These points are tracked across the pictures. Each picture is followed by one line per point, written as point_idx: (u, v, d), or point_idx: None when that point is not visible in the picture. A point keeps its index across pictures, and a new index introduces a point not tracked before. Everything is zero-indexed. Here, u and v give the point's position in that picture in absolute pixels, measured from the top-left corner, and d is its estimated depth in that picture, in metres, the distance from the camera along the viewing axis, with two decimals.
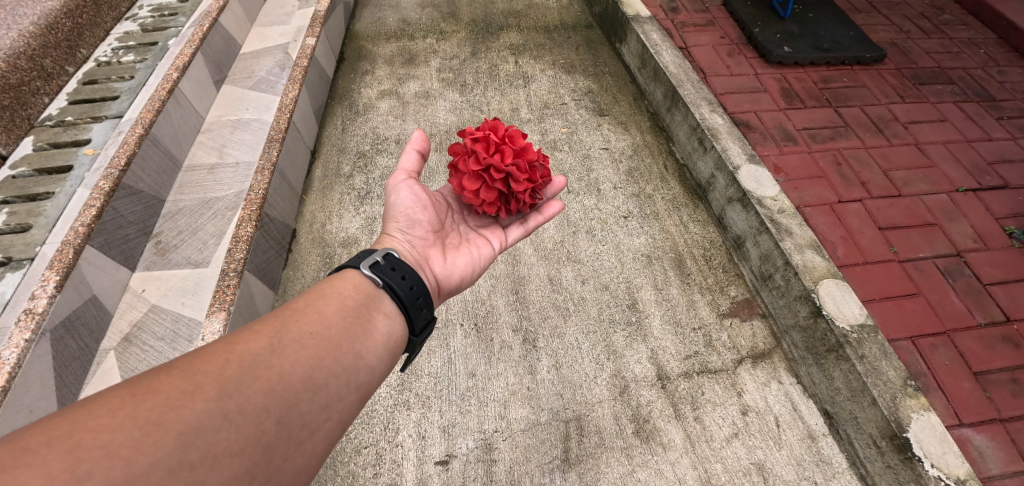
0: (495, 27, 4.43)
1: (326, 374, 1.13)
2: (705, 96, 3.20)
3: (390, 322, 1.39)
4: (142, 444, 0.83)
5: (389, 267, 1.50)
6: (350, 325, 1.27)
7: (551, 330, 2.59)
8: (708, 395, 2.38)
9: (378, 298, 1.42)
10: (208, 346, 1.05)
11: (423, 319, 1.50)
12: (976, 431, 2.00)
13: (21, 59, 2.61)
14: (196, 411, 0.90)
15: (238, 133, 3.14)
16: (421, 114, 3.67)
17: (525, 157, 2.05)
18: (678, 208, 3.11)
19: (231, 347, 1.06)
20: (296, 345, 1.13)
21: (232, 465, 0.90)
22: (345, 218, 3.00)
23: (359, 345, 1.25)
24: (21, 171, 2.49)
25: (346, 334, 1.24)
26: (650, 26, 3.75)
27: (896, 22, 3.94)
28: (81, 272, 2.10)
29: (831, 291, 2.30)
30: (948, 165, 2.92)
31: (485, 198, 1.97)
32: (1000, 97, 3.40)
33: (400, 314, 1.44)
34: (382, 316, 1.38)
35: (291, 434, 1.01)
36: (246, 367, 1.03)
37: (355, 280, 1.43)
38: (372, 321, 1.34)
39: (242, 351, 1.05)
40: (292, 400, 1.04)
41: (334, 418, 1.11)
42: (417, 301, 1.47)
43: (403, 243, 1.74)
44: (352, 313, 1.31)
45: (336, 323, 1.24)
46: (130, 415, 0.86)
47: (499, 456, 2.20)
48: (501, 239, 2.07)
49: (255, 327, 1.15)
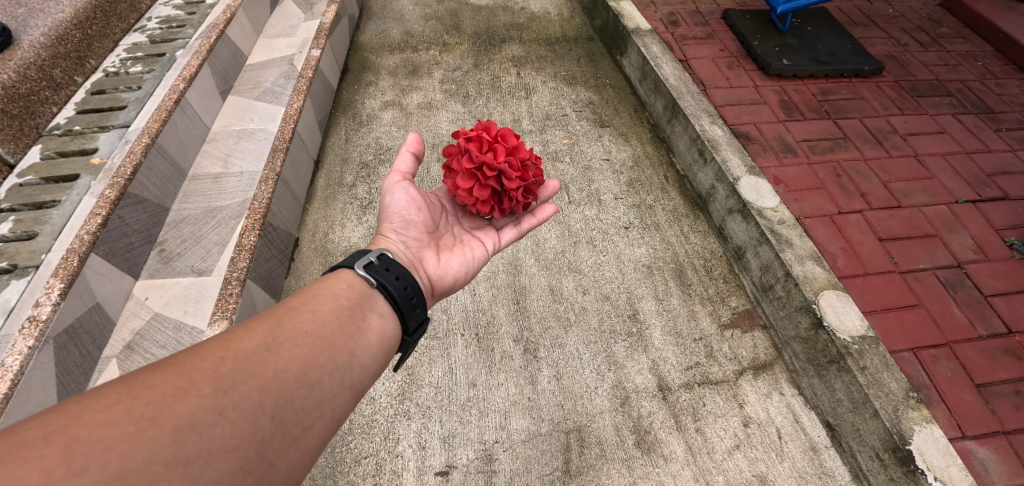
0: (497, 39, 4.49)
1: (321, 372, 1.14)
2: (705, 108, 3.23)
3: (384, 321, 1.40)
4: (138, 439, 0.84)
5: (383, 267, 1.51)
6: (344, 324, 1.27)
7: (551, 340, 2.58)
8: (709, 406, 2.38)
9: (371, 297, 1.43)
10: (204, 343, 1.06)
11: (417, 318, 1.50)
12: (980, 444, 1.99)
13: (32, 70, 2.66)
14: (190, 407, 0.91)
15: (243, 142, 3.18)
16: (423, 125, 3.70)
17: (518, 155, 2.06)
18: (678, 219, 3.12)
19: (227, 344, 1.06)
20: (290, 343, 1.14)
21: (227, 461, 0.91)
22: (347, 228, 3.03)
23: (353, 344, 1.25)
24: (28, 179, 2.52)
25: (340, 332, 1.25)
26: (650, 39, 3.80)
27: (894, 36, 3.98)
28: (85, 280, 2.12)
29: (832, 302, 2.30)
30: (947, 176, 2.94)
31: (479, 195, 1.98)
32: (998, 108, 3.42)
33: (394, 314, 1.45)
34: (376, 315, 1.39)
35: (286, 430, 1.02)
36: (241, 364, 1.04)
37: (349, 281, 1.43)
38: (366, 320, 1.35)
39: (237, 349, 1.06)
40: (287, 398, 1.04)
41: (328, 415, 1.12)
42: (411, 301, 1.48)
43: (398, 243, 1.75)
44: (346, 313, 1.31)
45: (330, 322, 1.25)
46: (126, 410, 0.88)
47: (500, 467, 2.19)
48: (494, 240, 2.08)
49: (251, 324, 1.16)
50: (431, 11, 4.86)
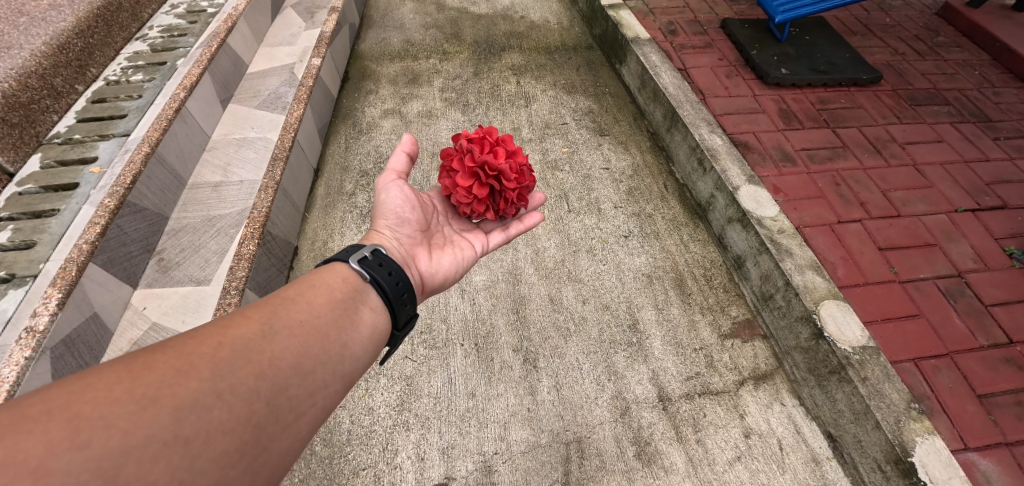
0: (497, 48, 4.51)
1: (315, 361, 1.13)
2: (704, 117, 3.24)
3: (376, 315, 1.39)
4: (139, 417, 0.85)
5: (377, 262, 1.49)
6: (338, 315, 1.27)
7: (551, 350, 2.57)
8: (710, 417, 2.36)
9: (364, 292, 1.42)
10: (201, 328, 1.05)
11: (406, 314, 1.49)
12: (983, 456, 1.98)
13: (33, 78, 2.66)
14: (189, 389, 0.91)
15: (243, 151, 3.18)
16: (423, 133, 3.71)
17: (517, 158, 2.08)
18: (678, 227, 3.12)
19: (224, 329, 1.06)
20: (287, 331, 1.13)
21: (223, 443, 0.91)
22: (347, 236, 3.03)
23: (347, 335, 1.25)
24: (27, 188, 2.51)
25: (334, 324, 1.24)
26: (649, 48, 3.82)
27: (891, 45, 4.00)
28: (83, 290, 2.11)
29: (832, 312, 2.29)
30: (947, 185, 2.94)
31: (478, 194, 1.99)
32: (996, 117, 3.43)
33: (385, 309, 1.44)
34: (368, 308, 1.38)
35: (281, 416, 1.02)
36: (239, 349, 1.03)
37: (339, 275, 1.41)
38: (359, 313, 1.34)
39: (234, 334, 1.06)
40: (282, 384, 1.04)
41: (320, 404, 1.11)
42: (402, 297, 1.46)
43: (392, 239, 1.74)
44: (340, 305, 1.31)
45: (325, 313, 1.24)
46: (126, 389, 0.88)
47: (499, 479, 2.17)
48: (482, 242, 2.08)
49: (247, 312, 1.15)
50: (431, 20, 4.88)
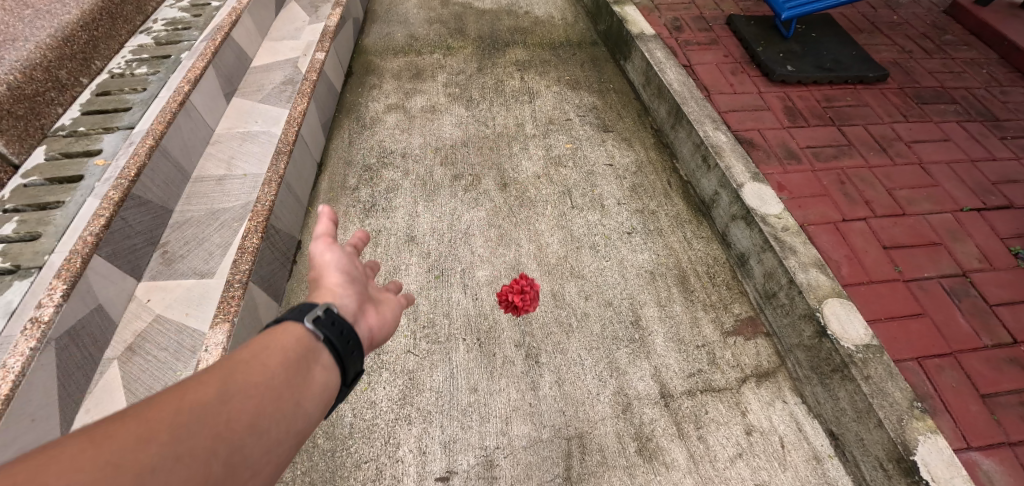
0: (501, 43, 4.50)
1: (266, 444, 0.92)
2: (709, 114, 3.22)
3: (335, 375, 1.14)
4: None
5: (330, 321, 1.18)
6: (292, 382, 1.02)
7: (553, 345, 2.58)
8: (712, 414, 2.36)
9: (320, 349, 1.14)
10: (112, 416, 0.81)
11: (356, 367, 1.20)
12: (985, 455, 1.97)
13: (37, 71, 2.66)
14: None
15: (247, 145, 3.19)
16: (427, 128, 3.71)
17: None
18: (681, 225, 3.11)
19: (146, 417, 0.82)
20: (227, 416, 0.89)
21: None
22: (350, 230, 3.04)
23: (303, 404, 1.02)
24: (32, 180, 2.52)
25: (287, 395, 0.99)
26: (654, 44, 3.80)
27: (898, 42, 3.98)
28: (88, 281, 2.12)
29: (835, 310, 2.29)
30: (952, 185, 2.92)
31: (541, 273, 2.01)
32: (1004, 116, 3.41)
33: (344, 369, 1.17)
34: (327, 369, 1.12)
35: (236, 481, 0.86)
36: (167, 448, 0.81)
37: (284, 333, 1.11)
38: (310, 370, 1.08)
39: (162, 424, 0.83)
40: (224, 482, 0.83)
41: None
42: (354, 351, 1.19)
43: (335, 297, 1.30)
44: (296, 368, 1.06)
45: (275, 383, 0.99)
46: None
47: (500, 473, 2.18)
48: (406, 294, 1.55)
49: (174, 387, 0.89)
50: (435, 15, 4.87)
